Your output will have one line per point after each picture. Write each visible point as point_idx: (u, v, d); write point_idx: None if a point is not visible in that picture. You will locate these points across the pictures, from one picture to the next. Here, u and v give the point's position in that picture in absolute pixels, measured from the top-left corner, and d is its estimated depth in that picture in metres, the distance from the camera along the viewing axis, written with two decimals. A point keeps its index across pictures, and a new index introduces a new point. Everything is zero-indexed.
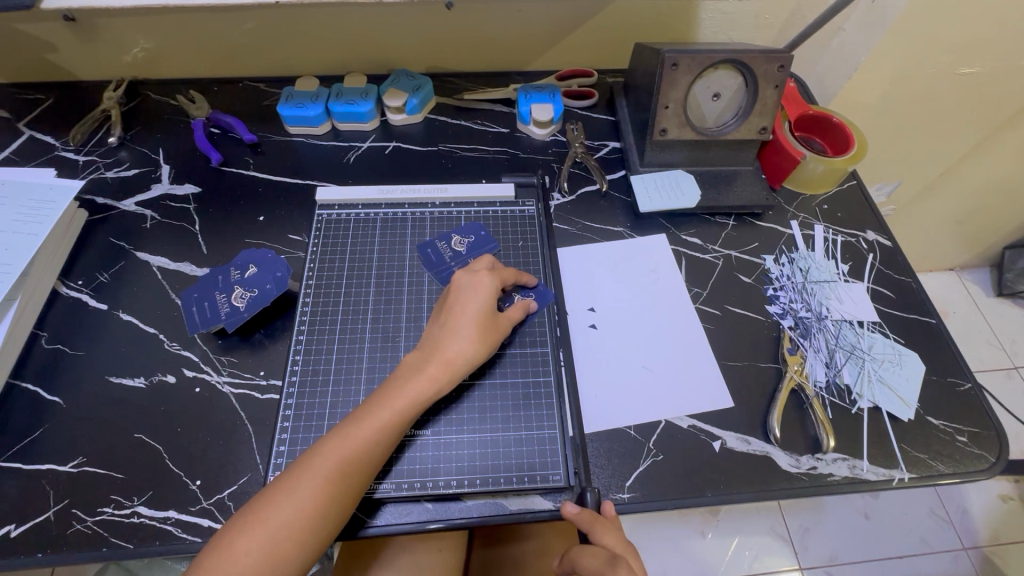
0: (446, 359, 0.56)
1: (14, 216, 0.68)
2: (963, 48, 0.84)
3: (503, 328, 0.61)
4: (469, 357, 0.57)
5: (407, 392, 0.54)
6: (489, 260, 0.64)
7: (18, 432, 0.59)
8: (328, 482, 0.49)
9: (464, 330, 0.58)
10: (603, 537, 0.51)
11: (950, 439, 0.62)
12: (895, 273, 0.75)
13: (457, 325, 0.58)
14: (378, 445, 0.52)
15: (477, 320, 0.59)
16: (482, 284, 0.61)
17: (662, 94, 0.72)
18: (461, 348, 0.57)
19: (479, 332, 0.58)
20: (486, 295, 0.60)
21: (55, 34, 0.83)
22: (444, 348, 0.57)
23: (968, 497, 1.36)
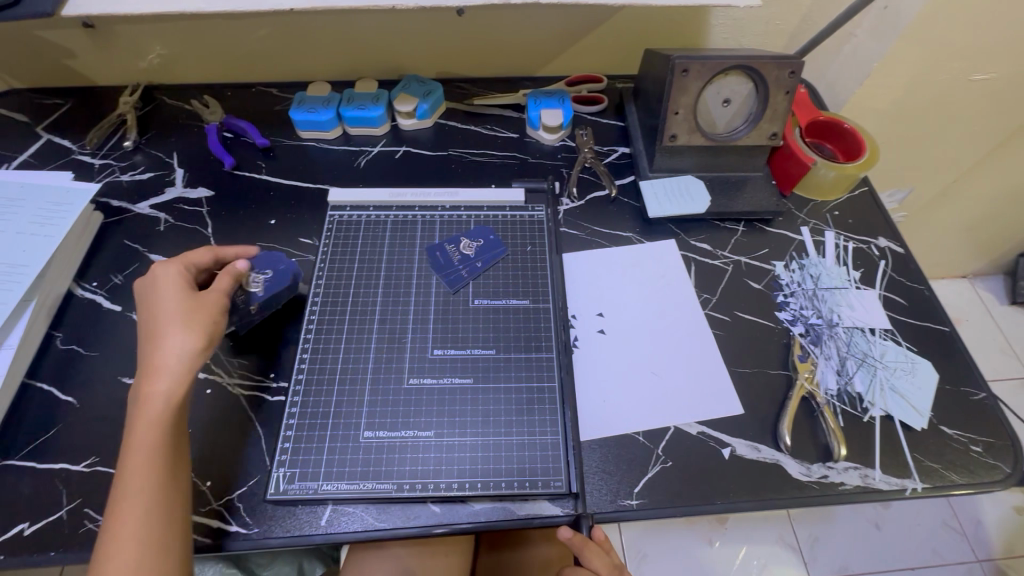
0: (168, 356, 0.54)
1: (32, 219, 0.69)
2: (975, 55, 0.83)
3: (211, 307, 0.58)
4: (185, 346, 0.55)
5: (160, 401, 0.52)
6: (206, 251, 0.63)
7: (32, 432, 0.60)
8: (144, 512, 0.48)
9: (167, 328, 0.55)
10: (593, 562, 0.52)
11: (964, 449, 0.61)
12: (908, 280, 0.74)
13: (161, 326, 0.56)
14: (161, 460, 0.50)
15: (172, 312, 0.56)
16: (163, 281, 0.59)
17: (672, 100, 0.72)
18: (172, 345, 0.54)
19: (183, 322, 0.56)
20: (172, 287, 0.58)
21: (73, 40, 0.85)
22: (157, 352, 0.54)
23: (982, 509, 1.34)
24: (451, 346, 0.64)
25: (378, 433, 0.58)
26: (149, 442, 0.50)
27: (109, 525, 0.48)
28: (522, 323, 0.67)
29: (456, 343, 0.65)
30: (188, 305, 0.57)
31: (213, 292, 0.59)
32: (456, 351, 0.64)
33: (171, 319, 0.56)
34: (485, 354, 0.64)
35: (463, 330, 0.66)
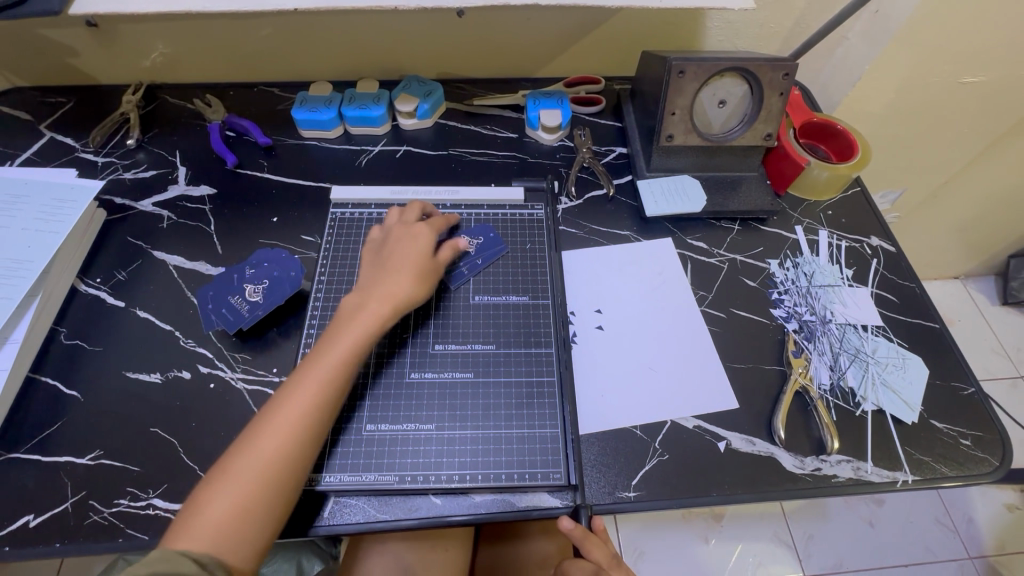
0: (390, 296, 0.60)
1: (36, 216, 0.70)
2: (964, 58, 0.85)
3: (439, 272, 0.66)
4: (411, 292, 0.62)
5: (358, 328, 0.58)
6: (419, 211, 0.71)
7: (37, 426, 0.61)
8: (305, 411, 0.53)
9: (402, 272, 0.62)
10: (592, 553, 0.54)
11: (954, 443, 0.63)
12: (899, 278, 0.76)
13: (396, 268, 0.63)
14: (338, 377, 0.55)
15: (412, 262, 0.63)
16: (414, 234, 0.66)
17: (669, 101, 0.74)
18: (398, 286, 0.61)
19: (415, 270, 0.63)
20: (421, 241, 0.66)
21: (77, 39, 0.86)
22: (386, 289, 0.61)
23: (974, 506, 1.35)
24: (452, 341, 0.66)
25: (380, 426, 0.59)
26: (316, 386, 0.54)
27: (248, 453, 0.50)
28: (521, 318, 0.68)
29: (457, 338, 0.66)
30: (428, 262, 0.65)
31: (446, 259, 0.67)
32: (457, 346, 0.65)
33: (411, 270, 0.63)
34: (485, 348, 0.65)
35: (464, 325, 0.67)
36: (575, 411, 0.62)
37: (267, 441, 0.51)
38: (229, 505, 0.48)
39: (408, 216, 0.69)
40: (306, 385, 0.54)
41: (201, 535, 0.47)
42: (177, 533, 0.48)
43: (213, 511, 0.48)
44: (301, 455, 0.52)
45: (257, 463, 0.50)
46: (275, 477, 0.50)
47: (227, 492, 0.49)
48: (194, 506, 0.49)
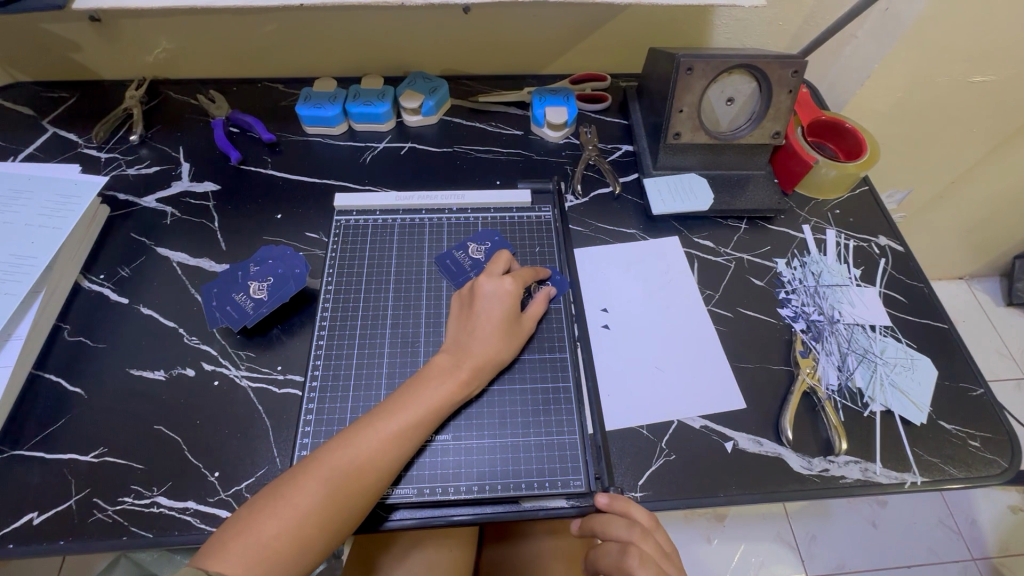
0: (477, 362, 0.59)
1: (40, 212, 0.69)
2: (975, 57, 0.84)
3: (524, 332, 0.63)
4: (497, 360, 0.60)
5: (440, 389, 0.56)
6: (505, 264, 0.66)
7: (41, 422, 0.61)
8: (368, 466, 0.51)
9: (488, 336, 0.60)
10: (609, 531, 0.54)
11: (963, 444, 0.62)
12: (907, 278, 0.75)
13: (482, 330, 0.60)
14: (404, 441, 0.54)
15: (501, 326, 0.61)
16: (503, 292, 0.62)
17: (676, 98, 0.73)
18: (485, 350, 0.60)
19: (503, 334, 0.61)
20: (507, 301, 0.62)
21: (80, 34, 0.85)
22: (473, 353, 0.59)
23: (976, 508, 1.35)
24: None
25: None
26: (401, 428, 0.54)
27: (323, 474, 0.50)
28: None
29: None
30: (514, 325, 0.62)
31: (533, 318, 0.64)
32: None
33: (499, 330, 0.61)
34: None
35: None
36: (600, 415, 0.62)
37: (327, 486, 0.50)
38: (275, 538, 0.47)
39: (495, 268, 0.65)
40: (382, 439, 0.53)
41: (239, 563, 0.46)
42: (213, 557, 0.46)
43: (253, 544, 0.47)
44: (351, 509, 0.50)
45: (311, 502, 0.49)
46: (325, 520, 0.49)
47: (276, 526, 0.48)
48: (240, 527, 0.48)
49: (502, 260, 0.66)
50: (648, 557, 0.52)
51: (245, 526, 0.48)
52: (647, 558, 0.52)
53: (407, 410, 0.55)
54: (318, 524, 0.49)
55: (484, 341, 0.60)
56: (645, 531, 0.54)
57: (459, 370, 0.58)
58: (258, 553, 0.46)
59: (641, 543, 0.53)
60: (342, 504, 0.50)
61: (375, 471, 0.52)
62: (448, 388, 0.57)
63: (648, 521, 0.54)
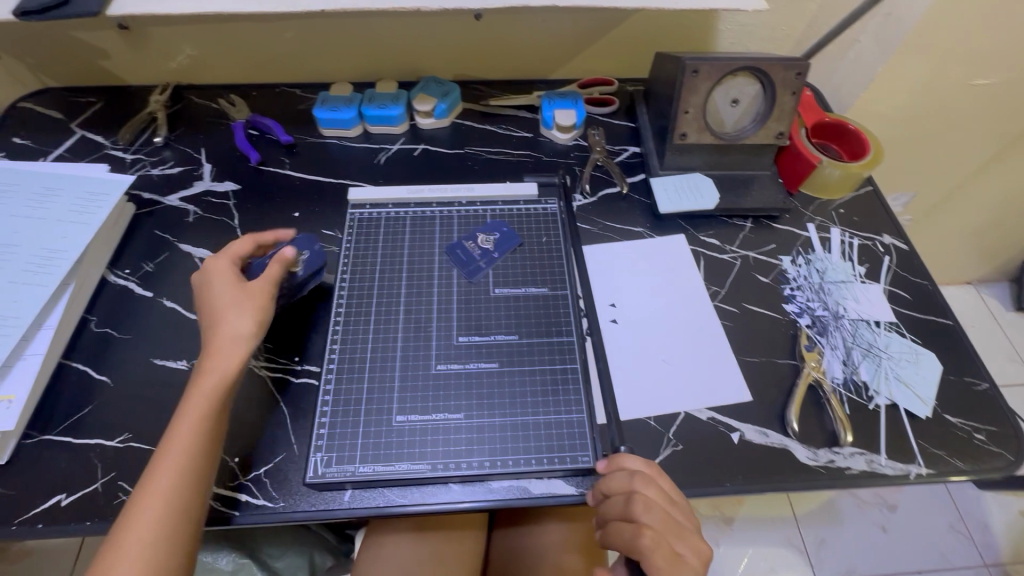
0: (219, 341, 0.58)
1: (71, 208, 0.72)
2: (977, 60, 0.86)
3: (266, 294, 0.62)
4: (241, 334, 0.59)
5: (207, 371, 0.56)
6: (244, 243, 0.66)
7: (69, 409, 0.63)
8: (194, 450, 0.52)
9: (230, 309, 0.60)
10: (612, 480, 0.55)
11: (968, 437, 0.63)
12: (911, 275, 0.76)
13: (221, 305, 0.60)
14: (205, 422, 0.54)
15: (230, 298, 0.60)
16: (223, 270, 0.63)
17: (682, 100, 0.75)
18: (235, 324, 0.59)
19: (243, 304, 0.60)
20: (231, 277, 0.62)
21: (109, 41, 0.89)
22: (220, 327, 0.59)
23: (989, 514, 1.34)
24: (476, 333, 0.67)
25: (411, 417, 0.61)
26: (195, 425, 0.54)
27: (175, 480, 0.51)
28: (541, 308, 0.69)
29: (480, 330, 0.67)
30: (241, 291, 0.61)
31: (264, 279, 0.63)
32: (480, 336, 0.67)
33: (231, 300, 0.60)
34: (508, 339, 0.67)
35: (486, 317, 0.68)
36: (608, 398, 0.63)
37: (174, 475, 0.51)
38: (152, 522, 0.49)
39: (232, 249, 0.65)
40: (179, 440, 0.53)
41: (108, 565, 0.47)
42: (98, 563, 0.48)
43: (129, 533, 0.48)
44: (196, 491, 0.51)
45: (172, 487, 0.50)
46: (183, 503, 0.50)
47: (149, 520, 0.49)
48: (127, 515, 0.50)
49: (246, 240, 0.67)
50: (652, 502, 0.53)
51: (125, 518, 0.49)
52: (652, 503, 0.52)
53: (196, 393, 0.55)
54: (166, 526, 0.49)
55: (235, 312, 0.60)
56: (646, 478, 0.54)
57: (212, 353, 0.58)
58: (137, 536, 0.48)
59: (643, 489, 0.53)
60: (190, 488, 0.51)
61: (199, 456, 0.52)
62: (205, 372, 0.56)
63: (646, 468, 0.55)
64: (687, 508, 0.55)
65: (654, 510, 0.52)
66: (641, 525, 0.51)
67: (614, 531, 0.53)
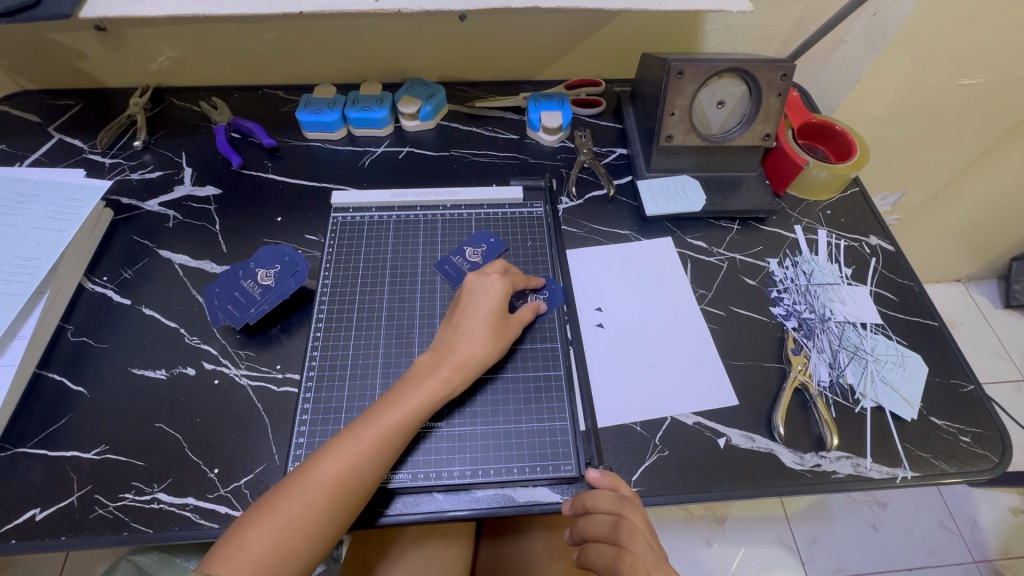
0: (460, 362, 0.58)
1: (46, 215, 0.71)
2: (962, 60, 0.86)
3: (512, 331, 0.63)
4: (481, 359, 0.60)
5: (420, 392, 0.56)
6: (500, 266, 0.67)
7: (44, 421, 0.62)
8: (356, 464, 0.52)
9: (474, 334, 0.60)
10: (599, 503, 0.54)
11: (954, 439, 0.63)
12: (897, 277, 0.76)
13: (468, 328, 0.60)
14: (391, 442, 0.54)
15: (485, 324, 0.61)
16: (488, 288, 0.63)
17: (668, 101, 0.74)
18: (470, 351, 0.59)
19: (488, 333, 0.60)
20: (497, 299, 0.62)
21: (86, 43, 0.87)
22: (457, 351, 0.59)
23: (978, 510, 1.35)
24: None
25: None
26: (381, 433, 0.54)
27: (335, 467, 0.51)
28: None
29: None
30: (502, 325, 0.62)
31: (518, 320, 0.64)
32: None
33: (481, 327, 0.61)
34: None
35: None
36: (590, 406, 0.63)
37: (324, 482, 0.50)
38: (294, 523, 0.49)
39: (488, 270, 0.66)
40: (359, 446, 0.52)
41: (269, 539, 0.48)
42: (221, 555, 0.47)
43: (270, 528, 0.48)
44: (343, 503, 0.51)
45: (320, 491, 0.50)
46: (329, 508, 0.50)
47: (287, 526, 0.49)
48: (268, 503, 0.50)
49: (497, 265, 0.67)
50: (638, 530, 0.53)
51: (269, 507, 0.49)
52: (636, 531, 0.53)
53: (394, 410, 0.55)
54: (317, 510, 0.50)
55: (483, 336, 0.60)
56: (633, 504, 0.54)
57: (441, 370, 0.58)
58: (276, 530, 0.48)
59: (631, 515, 0.53)
60: (340, 498, 0.51)
61: (364, 473, 0.52)
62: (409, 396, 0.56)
63: (633, 494, 0.56)
64: (660, 545, 0.55)
65: (638, 538, 0.52)
66: (623, 552, 0.52)
67: (593, 552, 0.54)
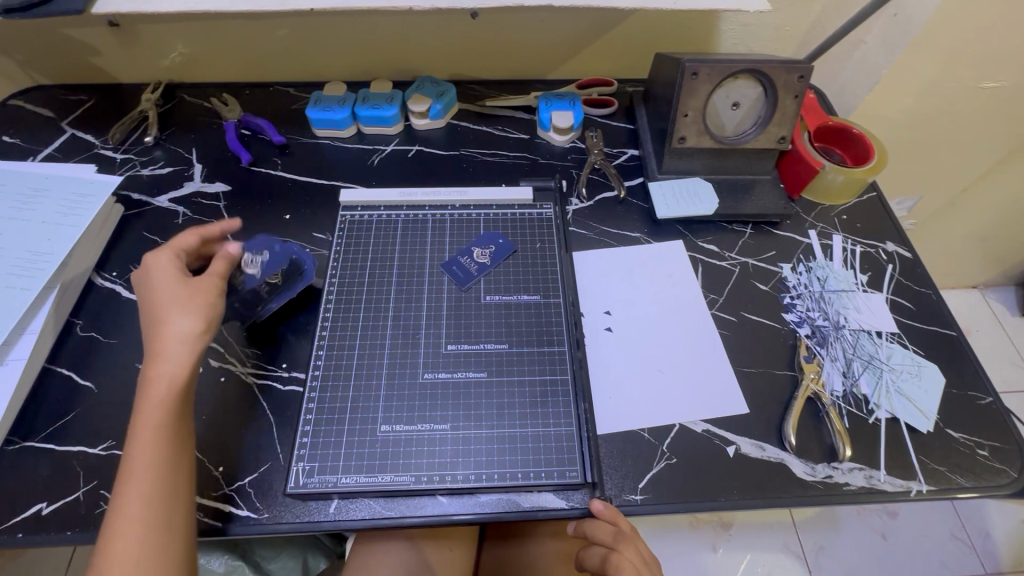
0: (164, 340, 0.54)
1: (57, 210, 0.71)
2: (985, 63, 0.84)
3: (210, 293, 0.58)
4: (186, 333, 0.54)
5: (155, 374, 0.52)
6: (187, 238, 0.62)
7: (52, 415, 0.62)
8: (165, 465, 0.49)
9: (178, 310, 0.55)
10: (596, 531, 0.56)
11: (971, 452, 0.61)
12: (914, 284, 0.75)
13: (161, 305, 0.56)
14: (172, 433, 0.51)
15: (168, 299, 0.56)
16: (161, 264, 0.59)
17: (681, 103, 0.73)
18: (179, 328, 0.54)
19: (185, 304, 0.56)
20: (166, 271, 0.58)
21: (100, 39, 0.88)
22: (163, 330, 0.54)
23: (991, 522, 1.32)
24: (465, 342, 0.66)
25: (395, 427, 0.60)
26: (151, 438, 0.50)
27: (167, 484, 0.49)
28: (533, 316, 0.68)
29: (469, 338, 0.66)
30: (187, 289, 0.57)
31: (208, 275, 0.59)
32: (469, 346, 0.65)
33: (176, 300, 0.56)
34: (497, 348, 0.65)
35: (476, 325, 0.67)
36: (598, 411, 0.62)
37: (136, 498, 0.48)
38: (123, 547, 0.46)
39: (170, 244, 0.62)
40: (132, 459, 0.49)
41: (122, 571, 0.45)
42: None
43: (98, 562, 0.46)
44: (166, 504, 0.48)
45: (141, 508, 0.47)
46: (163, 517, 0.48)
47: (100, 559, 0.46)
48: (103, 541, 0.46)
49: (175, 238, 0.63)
50: (628, 563, 0.55)
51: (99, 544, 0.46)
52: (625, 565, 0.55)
53: (150, 406, 0.51)
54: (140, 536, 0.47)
55: (181, 310, 0.55)
56: (629, 539, 0.56)
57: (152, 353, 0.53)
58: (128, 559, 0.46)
59: (623, 550, 0.55)
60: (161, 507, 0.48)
61: (166, 470, 0.49)
62: (151, 384, 0.52)
63: (632, 531, 0.57)
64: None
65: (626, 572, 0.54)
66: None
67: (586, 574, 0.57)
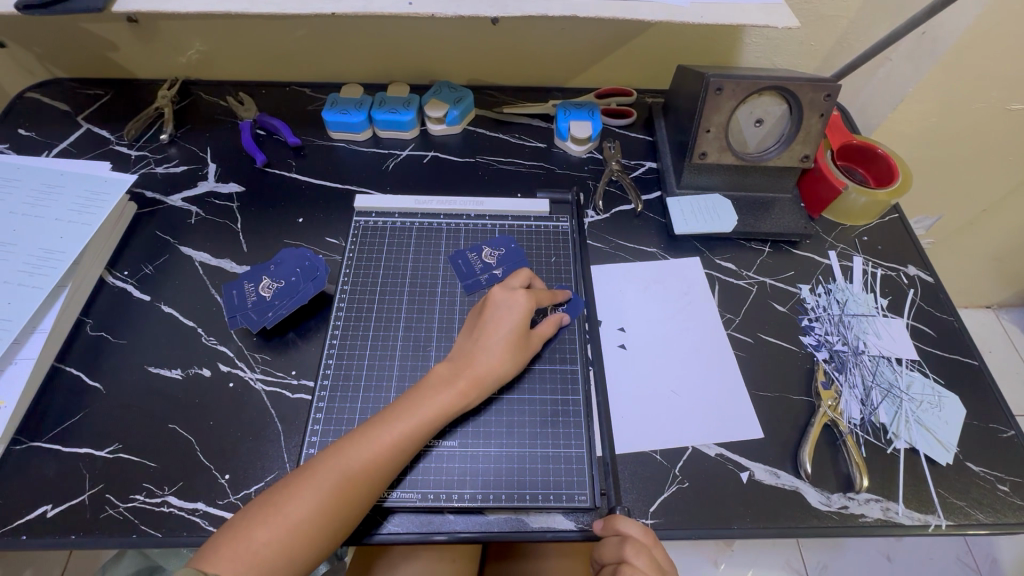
0: (477, 375, 0.58)
1: (71, 207, 0.71)
2: (1015, 85, 0.82)
3: (532, 348, 0.62)
4: (499, 374, 0.59)
5: (441, 400, 0.55)
6: (525, 279, 0.65)
7: (60, 415, 0.61)
8: (380, 466, 0.51)
9: (494, 349, 0.59)
10: (604, 551, 0.52)
11: (991, 487, 0.60)
12: (936, 311, 0.73)
13: (489, 342, 0.59)
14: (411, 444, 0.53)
15: (507, 342, 0.59)
16: (517, 303, 0.61)
17: (704, 118, 0.72)
18: (488, 365, 0.58)
19: (510, 350, 0.60)
20: (521, 316, 0.61)
21: (119, 34, 0.87)
22: (476, 365, 0.58)
23: (998, 547, 1.30)
24: None
25: None
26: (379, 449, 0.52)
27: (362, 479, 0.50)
28: None
29: None
30: (523, 340, 0.61)
31: (538, 336, 0.63)
32: None
33: (507, 343, 0.60)
34: None
35: None
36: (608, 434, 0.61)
37: (333, 480, 0.49)
38: (304, 520, 0.48)
39: (515, 283, 0.64)
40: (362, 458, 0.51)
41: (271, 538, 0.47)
42: (224, 542, 0.46)
43: (273, 523, 0.47)
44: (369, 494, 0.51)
45: (331, 490, 0.49)
46: (348, 506, 0.50)
47: (274, 524, 0.47)
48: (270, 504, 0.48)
49: (521, 275, 0.65)
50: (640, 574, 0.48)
51: (276, 504, 0.48)
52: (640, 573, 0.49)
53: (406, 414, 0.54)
54: (316, 520, 0.48)
55: (504, 351, 0.59)
56: (637, 545, 0.50)
57: (456, 382, 0.57)
58: (284, 530, 0.47)
59: (633, 559, 0.49)
60: (355, 499, 0.50)
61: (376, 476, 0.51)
62: (427, 403, 0.55)
63: (642, 536, 0.52)
64: None
65: None
66: None
67: None
